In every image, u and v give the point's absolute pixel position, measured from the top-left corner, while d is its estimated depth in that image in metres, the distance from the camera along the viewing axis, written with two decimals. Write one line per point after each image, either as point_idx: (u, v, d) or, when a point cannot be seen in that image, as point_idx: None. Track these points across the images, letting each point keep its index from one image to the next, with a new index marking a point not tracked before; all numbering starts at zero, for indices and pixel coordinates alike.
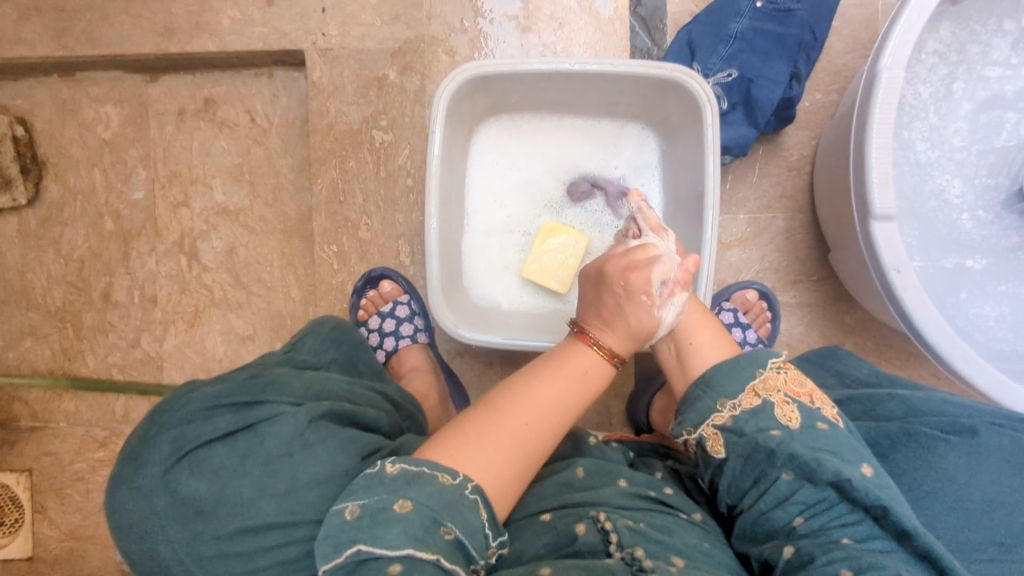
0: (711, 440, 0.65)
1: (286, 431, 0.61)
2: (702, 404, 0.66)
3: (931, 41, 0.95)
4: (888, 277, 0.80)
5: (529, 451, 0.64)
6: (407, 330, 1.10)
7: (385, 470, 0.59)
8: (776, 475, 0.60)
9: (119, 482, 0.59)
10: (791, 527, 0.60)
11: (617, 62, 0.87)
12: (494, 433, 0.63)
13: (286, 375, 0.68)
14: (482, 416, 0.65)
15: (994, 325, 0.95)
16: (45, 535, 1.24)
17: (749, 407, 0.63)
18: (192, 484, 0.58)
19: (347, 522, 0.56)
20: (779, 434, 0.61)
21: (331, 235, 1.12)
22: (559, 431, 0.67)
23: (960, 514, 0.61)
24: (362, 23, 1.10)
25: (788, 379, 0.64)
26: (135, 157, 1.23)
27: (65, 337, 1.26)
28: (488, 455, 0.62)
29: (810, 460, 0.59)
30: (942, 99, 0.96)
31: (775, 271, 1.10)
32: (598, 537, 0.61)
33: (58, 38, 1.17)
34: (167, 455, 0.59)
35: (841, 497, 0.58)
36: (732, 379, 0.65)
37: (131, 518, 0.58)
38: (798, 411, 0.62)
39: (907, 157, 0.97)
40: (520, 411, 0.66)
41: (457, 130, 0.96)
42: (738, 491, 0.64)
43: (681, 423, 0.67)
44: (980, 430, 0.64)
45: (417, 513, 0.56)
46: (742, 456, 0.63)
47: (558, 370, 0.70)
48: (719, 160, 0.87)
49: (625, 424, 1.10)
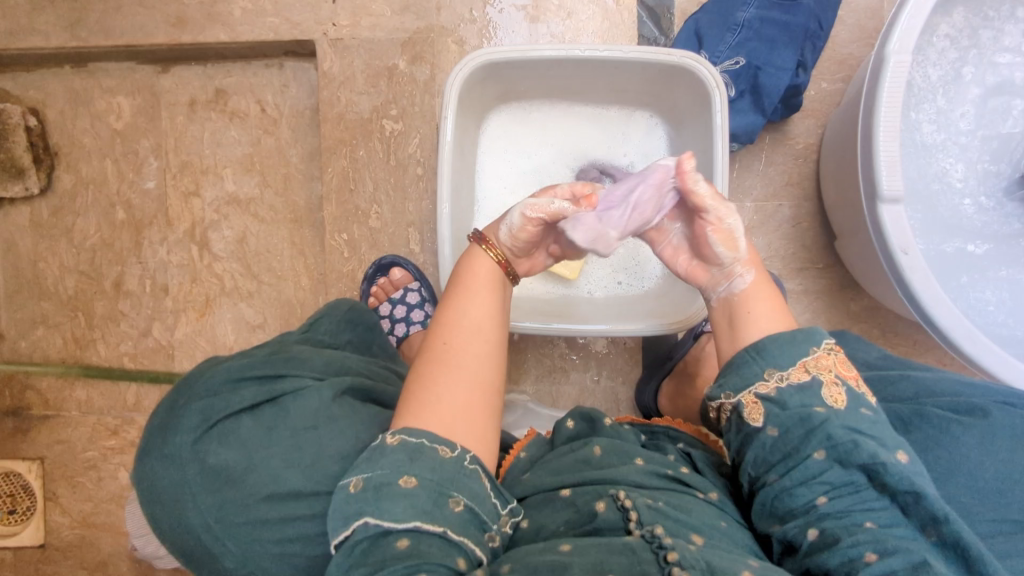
0: (749, 407, 0.64)
1: (313, 404, 0.63)
2: (749, 369, 0.65)
3: (943, 25, 0.95)
4: (896, 259, 0.81)
5: (469, 366, 0.66)
6: (418, 316, 1.13)
7: (386, 443, 0.60)
8: (806, 454, 0.60)
9: (150, 451, 0.59)
10: (814, 505, 0.59)
11: (627, 49, 0.88)
12: (431, 370, 0.66)
13: (307, 352, 0.69)
14: (417, 364, 0.68)
15: (995, 310, 0.96)
16: (57, 522, 1.25)
17: (796, 382, 0.62)
18: (222, 453, 0.58)
19: (352, 494, 0.57)
20: (822, 412, 0.60)
21: (341, 223, 1.13)
22: (494, 337, 0.69)
23: (973, 492, 0.61)
24: (372, 13, 1.12)
25: (839, 361, 0.64)
26: (147, 147, 1.24)
27: (76, 326, 1.27)
28: (437, 390, 0.64)
29: (845, 443, 0.59)
30: (951, 82, 0.97)
31: (781, 259, 1.11)
32: (618, 515, 0.62)
33: (71, 28, 1.18)
34: (196, 425, 0.59)
35: (870, 482, 0.58)
36: (783, 351, 0.64)
37: (159, 486, 0.58)
38: (845, 394, 0.61)
39: (913, 139, 0.98)
40: (443, 335, 0.68)
41: (468, 117, 0.97)
42: (766, 464, 0.63)
43: (721, 386, 0.67)
44: (991, 410, 0.65)
45: (422, 488, 0.57)
46: (778, 430, 0.62)
47: (463, 289, 0.73)
48: (728, 145, 0.88)
49: (632, 410, 1.11)
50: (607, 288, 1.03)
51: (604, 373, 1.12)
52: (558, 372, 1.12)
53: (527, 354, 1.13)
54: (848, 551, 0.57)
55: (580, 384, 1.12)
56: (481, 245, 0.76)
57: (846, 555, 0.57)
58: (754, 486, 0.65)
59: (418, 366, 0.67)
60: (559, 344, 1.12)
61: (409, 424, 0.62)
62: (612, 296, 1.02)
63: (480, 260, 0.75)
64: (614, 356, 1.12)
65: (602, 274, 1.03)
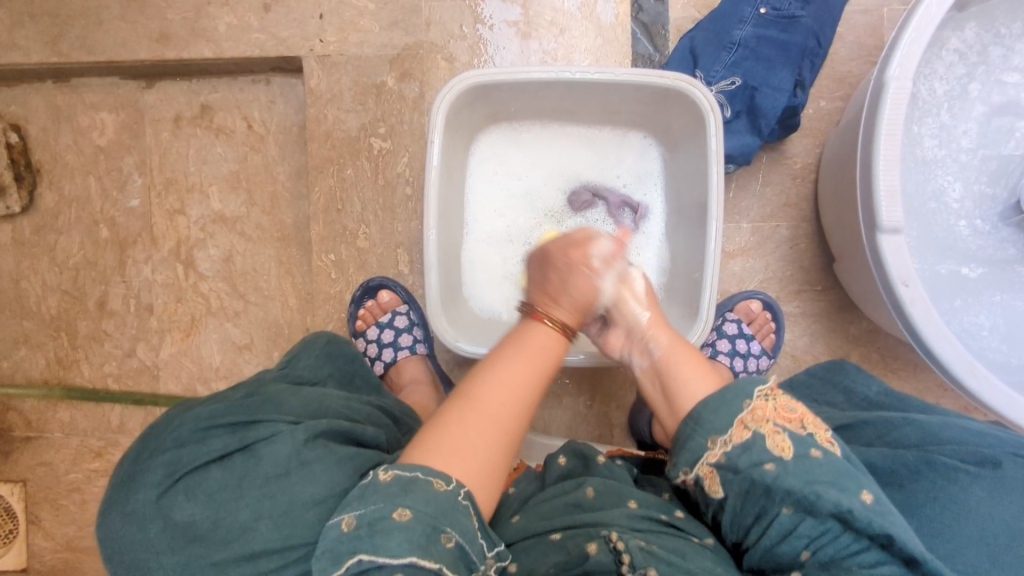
0: (709, 479, 0.63)
1: (284, 450, 0.59)
2: (694, 442, 0.64)
3: (953, 39, 0.93)
4: (896, 291, 0.79)
5: (510, 438, 0.63)
6: (406, 341, 1.09)
7: (378, 479, 0.57)
8: (775, 511, 0.59)
9: (114, 508, 0.59)
10: (800, 559, 0.58)
11: (619, 72, 0.86)
12: (478, 424, 0.62)
13: (283, 392, 0.67)
14: (463, 407, 0.63)
15: (988, 335, 0.93)
16: (40, 546, 1.23)
17: (739, 441, 0.62)
18: (187, 508, 0.57)
19: (345, 533, 0.54)
20: (773, 469, 0.59)
21: (329, 244, 1.11)
22: (528, 399, 0.66)
23: (979, 548, 0.59)
24: (360, 29, 1.09)
25: (778, 407, 0.63)
26: (131, 164, 1.22)
27: (59, 347, 1.25)
28: (477, 451, 0.61)
29: (807, 496, 0.57)
30: (957, 98, 0.95)
31: (779, 282, 1.08)
32: (609, 557, 0.60)
33: (52, 44, 1.15)
34: (161, 479, 0.58)
35: (844, 529, 0.56)
36: (718, 415, 0.63)
37: (124, 543, 0.57)
38: (789, 440, 0.60)
39: (914, 153, 0.95)
40: (492, 397, 0.64)
41: (456, 140, 0.94)
42: (742, 527, 0.62)
43: (676, 464, 0.66)
44: (1002, 462, 0.63)
45: (418, 522, 0.54)
46: (740, 494, 0.61)
47: (517, 350, 0.69)
48: (723, 170, 0.86)
49: (626, 436, 1.09)
50: None
51: (598, 398, 1.09)
52: (551, 397, 1.10)
53: None
54: None
55: (573, 410, 1.10)
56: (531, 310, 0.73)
57: None
58: (740, 545, 0.64)
59: (442, 405, 0.65)
60: None
61: (410, 458, 0.59)
62: None
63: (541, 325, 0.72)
64: (608, 380, 1.10)
65: None
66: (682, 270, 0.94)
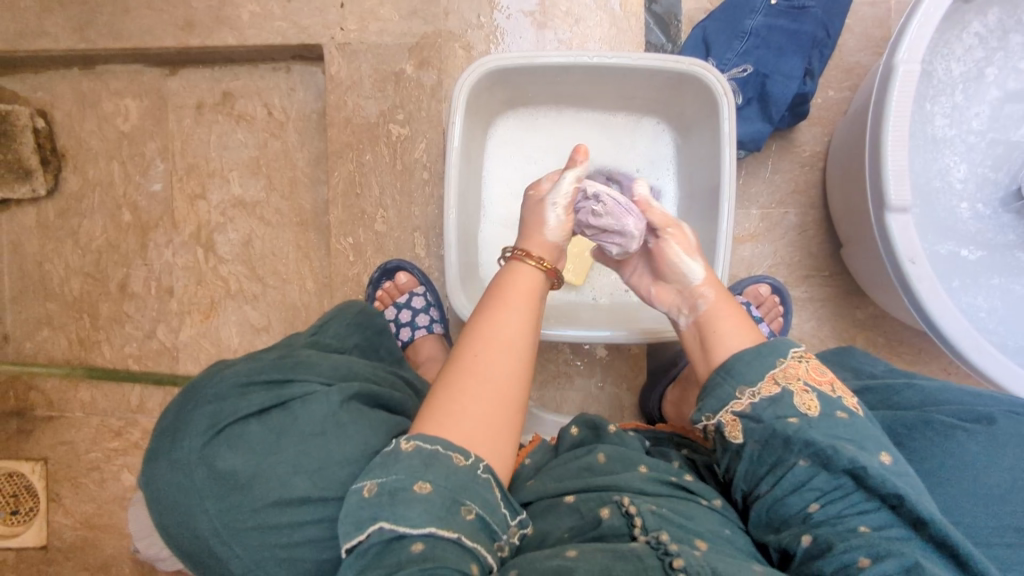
0: (730, 426, 0.66)
1: (321, 409, 0.62)
2: (722, 390, 0.67)
3: (975, 23, 0.95)
4: (904, 269, 0.81)
5: (512, 390, 0.65)
6: (423, 321, 1.12)
7: (400, 448, 0.59)
8: (791, 462, 0.62)
9: (159, 455, 0.61)
10: (808, 512, 0.61)
11: (635, 56, 0.88)
12: (480, 388, 0.64)
13: (315, 356, 0.69)
14: (462, 375, 0.65)
15: (986, 317, 0.96)
16: (59, 524, 1.25)
17: (767, 395, 0.64)
18: (230, 458, 0.59)
19: (366, 499, 0.56)
20: (796, 422, 0.62)
21: (347, 227, 1.13)
22: (523, 354, 0.68)
23: (977, 500, 0.61)
24: (379, 18, 1.12)
25: (810, 369, 0.66)
26: (154, 149, 1.25)
27: (81, 328, 1.27)
28: (465, 403, 0.63)
29: (824, 448, 0.60)
30: (973, 80, 0.97)
31: (787, 267, 1.11)
32: (623, 521, 0.62)
33: (80, 31, 1.18)
34: (205, 430, 0.60)
35: (856, 485, 0.59)
36: (751, 367, 0.66)
37: (168, 489, 0.59)
38: (817, 400, 0.63)
39: (924, 130, 0.98)
40: (480, 340, 0.68)
41: (475, 123, 0.97)
42: (755, 477, 0.65)
43: (700, 409, 0.69)
44: (997, 418, 0.65)
45: (438, 495, 0.56)
46: (759, 443, 0.64)
47: (504, 296, 0.72)
48: (735, 153, 0.88)
49: (637, 417, 1.11)
50: (612, 295, 1.03)
51: (609, 380, 1.12)
52: (563, 378, 1.12)
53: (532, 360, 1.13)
54: (841, 556, 0.56)
55: (585, 391, 1.12)
56: (522, 258, 0.76)
57: (839, 561, 0.56)
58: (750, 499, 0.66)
59: (443, 375, 0.66)
60: (564, 349, 1.12)
61: (425, 431, 0.61)
62: (618, 304, 1.02)
63: (523, 273, 0.75)
64: (618, 362, 1.12)
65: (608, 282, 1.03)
66: None
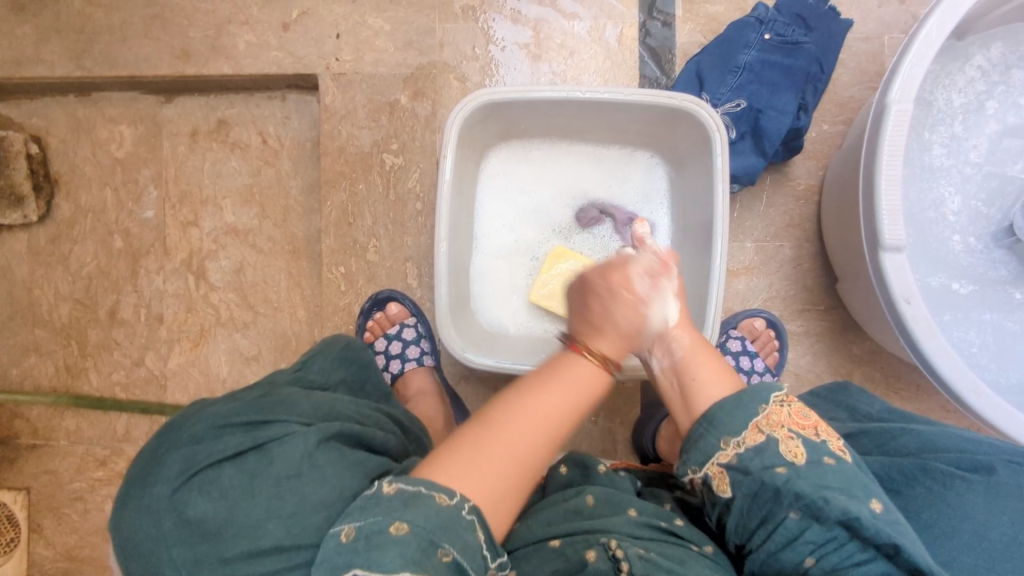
0: (717, 479, 0.64)
1: (297, 450, 0.61)
2: (707, 442, 0.65)
3: (978, 56, 0.95)
4: (899, 309, 0.80)
5: (528, 470, 0.63)
6: (413, 353, 1.10)
7: (381, 492, 0.58)
8: (782, 515, 0.60)
9: (127, 501, 0.59)
10: (803, 566, 0.59)
11: (628, 92, 0.88)
12: (497, 461, 0.62)
13: (296, 396, 0.68)
14: (483, 440, 0.63)
15: (978, 352, 0.95)
16: (40, 555, 1.22)
17: (752, 444, 0.63)
18: (200, 505, 0.57)
19: (342, 545, 0.54)
20: (784, 472, 0.60)
21: (339, 256, 1.12)
22: (553, 439, 0.65)
23: (976, 554, 0.60)
24: (375, 49, 1.13)
25: (793, 414, 0.64)
26: (147, 176, 1.24)
27: (69, 355, 1.26)
28: (483, 474, 0.60)
29: (816, 500, 0.58)
30: (973, 112, 0.97)
31: (782, 300, 1.10)
32: (609, 565, 0.60)
33: (76, 59, 1.19)
34: (176, 474, 0.59)
35: (851, 536, 0.57)
36: (733, 416, 0.65)
37: (137, 538, 0.58)
38: (803, 447, 0.62)
39: (922, 159, 0.97)
40: (514, 417, 0.65)
41: (468, 155, 0.96)
42: (746, 531, 0.63)
43: (685, 462, 0.67)
44: (997, 469, 0.63)
45: (414, 536, 0.54)
46: (747, 496, 0.62)
47: (552, 376, 0.69)
48: (729, 188, 0.88)
49: (629, 452, 1.09)
50: None
51: (602, 414, 1.10)
52: None
53: None
54: None
55: (577, 424, 1.10)
56: None
57: None
58: (743, 550, 0.65)
59: (465, 434, 0.64)
60: None
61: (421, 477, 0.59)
62: None
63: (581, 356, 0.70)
64: (611, 396, 1.10)
65: None
66: (688, 287, 0.96)
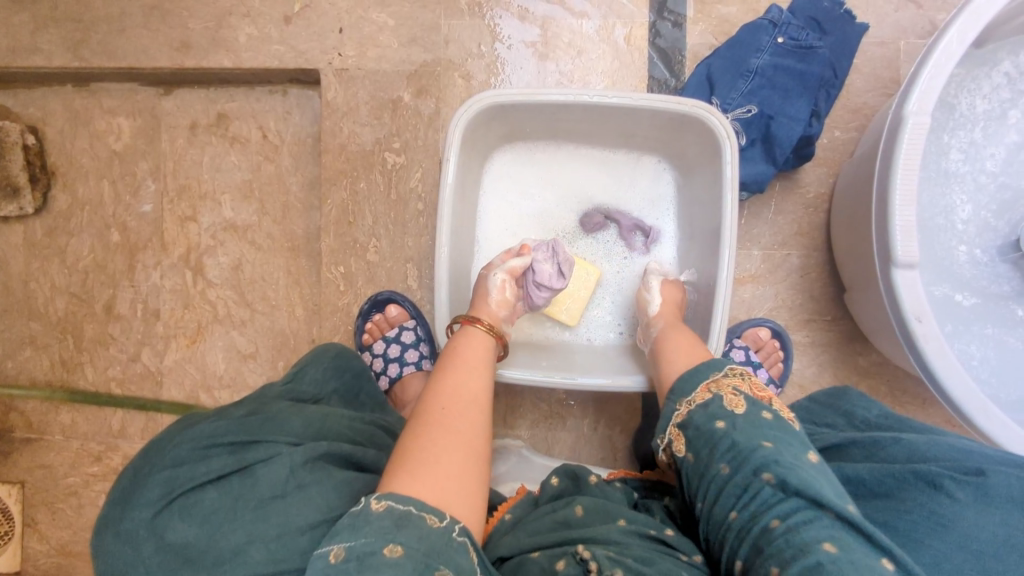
0: (676, 440, 0.67)
1: (281, 469, 0.60)
2: (669, 408, 0.70)
3: (1007, 62, 0.93)
4: (910, 326, 0.78)
5: (475, 442, 0.66)
6: (412, 356, 1.09)
7: (370, 509, 0.55)
8: (715, 467, 0.62)
9: (107, 526, 0.58)
10: (729, 519, 0.59)
11: (637, 98, 0.85)
12: (443, 435, 0.64)
13: (285, 412, 0.68)
14: (426, 424, 0.66)
15: (978, 365, 0.93)
16: (34, 550, 1.21)
17: (702, 402, 0.66)
18: (181, 530, 0.56)
19: (331, 565, 0.52)
20: (723, 424, 0.63)
21: (338, 256, 1.11)
22: (485, 412, 0.70)
23: (966, 554, 0.56)
24: (379, 44, 1.10)
25: (752, 384, 0.66)
26: (145, 169, 1.22)
27: (65, 350, 1.25)
28: (438, 453, 0.62)
29: (743, 449, 0.60)
30: (994, 120, 0.94)
31: (789, 310, 1.08)
32: (579, 568, 0.60)
33: (74, 49, 1.16)
34: (156, 498, 0.57)
35: (766, 480, 0.57)
36: (691, 382, 0.69)
37: (119, 566, 0.56)
38: (744, 399, 0.64)
39: (938, 163, 0.95)
40: (443, 401, 0.69)
41: (471, 157, 0.94)
42: (693, 491, 0.64)
43: (655, 434, 0.70)
44: (988, 470, 0.60)
45: (409, 559, 0.52)
46: (693, 453, 0.64)
47: (457, 361, 0.76)
48: (737, 197, 0.85)
49: (630, 461, 1.08)
50: (607, 336, 0.99)
51: (602, 422, 1.08)
52: (555, 418, 1.09)
53: (522, 399, 1.10)
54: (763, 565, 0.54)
55: (577, 431, 1.09)
56: (474, 324, 0.82)
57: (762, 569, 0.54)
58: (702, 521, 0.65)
59: (411, 426, 0.67)
60: (556, 389, 1.09)
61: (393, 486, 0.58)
62: (611, 346, 0.99)
63: (477, 337, 0.80)
64: (613, 404, 1.09)
65: (605, 321, 1.00)
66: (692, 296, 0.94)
